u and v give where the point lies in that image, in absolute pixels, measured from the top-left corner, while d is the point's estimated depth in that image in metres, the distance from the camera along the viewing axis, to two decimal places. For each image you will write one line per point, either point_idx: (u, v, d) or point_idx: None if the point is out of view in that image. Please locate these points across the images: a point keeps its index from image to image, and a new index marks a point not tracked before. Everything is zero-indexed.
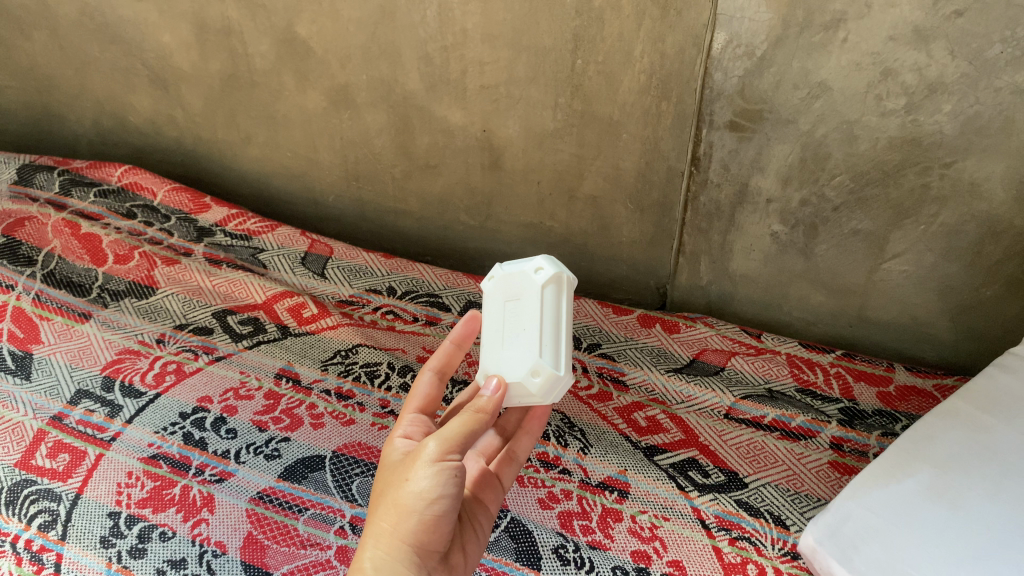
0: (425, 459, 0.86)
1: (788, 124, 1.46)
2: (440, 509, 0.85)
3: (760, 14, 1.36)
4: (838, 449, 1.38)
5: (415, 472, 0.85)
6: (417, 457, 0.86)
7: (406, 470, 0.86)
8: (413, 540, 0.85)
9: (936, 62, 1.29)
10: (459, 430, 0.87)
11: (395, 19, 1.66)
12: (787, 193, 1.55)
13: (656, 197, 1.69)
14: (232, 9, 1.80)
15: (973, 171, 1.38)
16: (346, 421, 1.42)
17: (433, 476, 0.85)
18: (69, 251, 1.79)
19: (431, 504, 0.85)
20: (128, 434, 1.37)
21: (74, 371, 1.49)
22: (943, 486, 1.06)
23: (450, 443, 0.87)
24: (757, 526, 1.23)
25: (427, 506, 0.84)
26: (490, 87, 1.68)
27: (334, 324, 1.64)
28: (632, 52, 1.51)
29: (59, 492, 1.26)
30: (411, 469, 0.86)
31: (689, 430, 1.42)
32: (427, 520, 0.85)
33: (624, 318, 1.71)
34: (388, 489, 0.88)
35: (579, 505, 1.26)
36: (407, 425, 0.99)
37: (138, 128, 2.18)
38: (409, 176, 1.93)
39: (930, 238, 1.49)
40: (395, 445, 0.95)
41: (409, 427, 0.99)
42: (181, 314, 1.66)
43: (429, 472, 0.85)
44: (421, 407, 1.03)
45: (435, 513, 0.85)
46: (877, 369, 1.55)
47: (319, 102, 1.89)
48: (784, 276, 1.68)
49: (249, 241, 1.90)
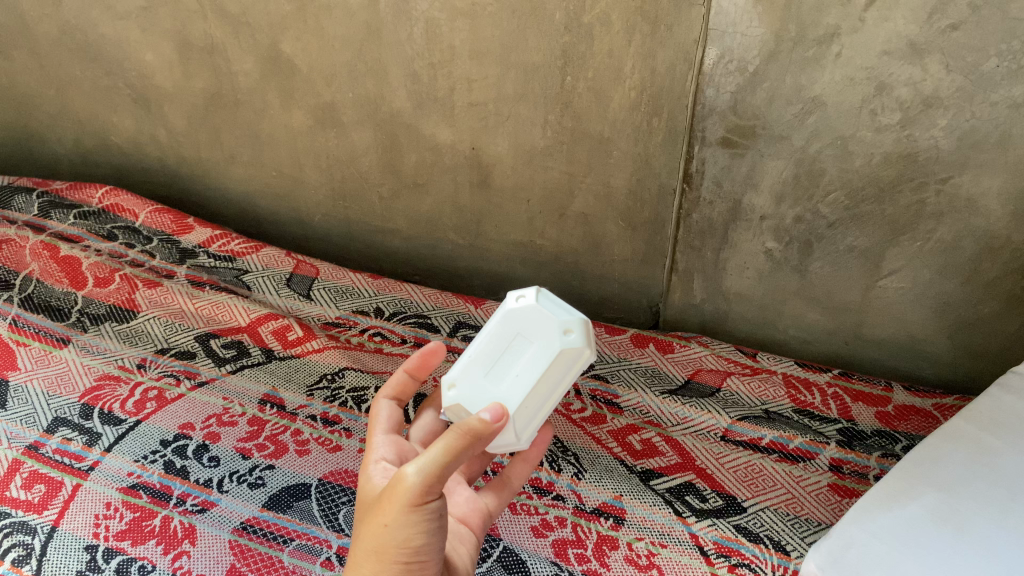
0: (399, 505, 0.80)
1: (782, 140, 1.44)
2: (421, 551, 0.82)
3: (752, 29, 1.34)
4: (837, 471, 1.35)
5: (392, 519, 0.80)
6: (391, 502, 0.80)
7: (380, 514, 0.81)
8: None
9: (931, 76, 1.27)
10: (438, 469, 0.79)
11: (382, 36, 1.64)
12: (781, 210, 1.53)
13: (648, 215, 1.67)
14: (215, 26, 1.77)
15: (970, 187, 1.36)
16: (333, 447, 1.37)
17: (410, 521, 0.80)
18: (47, 274, 1.75)
19: (414, 551, 0.82)
20: (107, 463, 1.32)
21: (51, 399, 1.45)
22: (949, 510, 1.03)
23: (426, 484, 0.79)
24: (757, 552, 1.19)
25: (406, 551, 0.81)
26: (478, 105, 1.66)
27: (319, 347, 1.60)
28: (622, 68, 1.49)
29: (35, 525, 1.21)
30: (386, 515, 0.80)
31: (685, 453, 1.39)
32: (408, 564, 0.82)
33: (617, 338, 1.67)
34: (362, 529, 0.84)
35: (573, 533, 1.22)
36: (380, 448, 0.95)
37: (120, 148, 2.14)
38: (396, 195, 1.90)
39: (926, 255, 1.47)
40: (370, 473, 0.91)
41: (384, 449, 0.95)
42: (163, 338, 1.62)
43: (405, 518, 0.80)
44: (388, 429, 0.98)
45: (416, 555, 0.82)
46: (874, 388, 1.52)
47: (304, 121, 1.85)
48: (779, 294, 1.65)
49: (233, 262, 1.87)
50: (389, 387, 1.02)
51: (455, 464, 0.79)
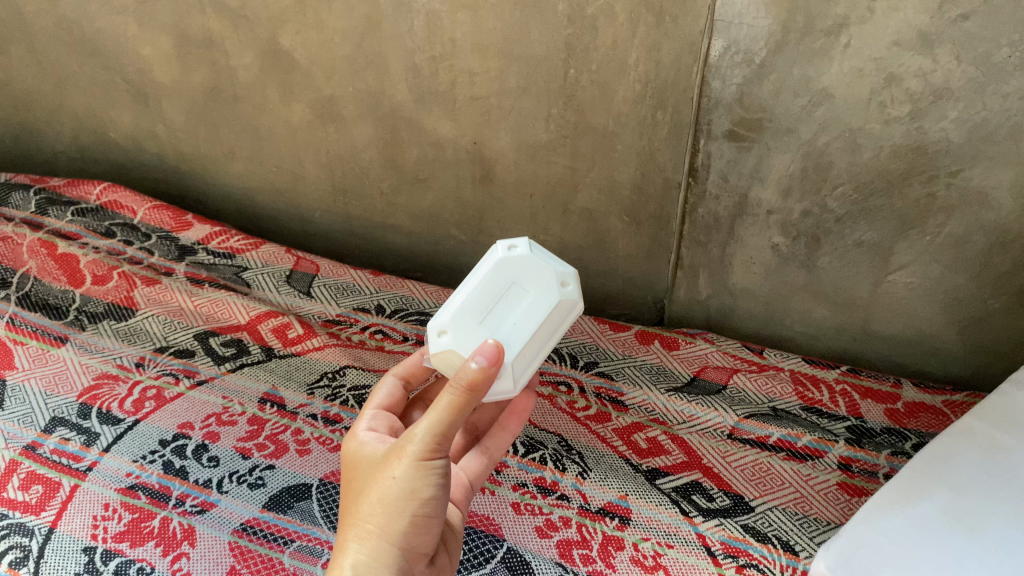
0: (410, 457, 0.83)
1: (789, 133, 1.42)
2: (428, 505, 0.84)
3: (759, 20, 1.32)
4: (846, 469, 1.33)
5: (399, 469, 0.83)
6: (400, 455, 0.84)
7: (389, 466, 0.84)
8: (400, 542, 0.84)
9: (942, 67, 1.25)
10: (445, 424, 0.81)
11: (382, 30, 1.61)
12: (788, 204, 1.50)
13: (653, 210, 1.65)
14: (213, 20, 1.75)
15: (981, 180, 1.33)
16: (334, 447, 1.35)
17: (415, 474, 0.83)
18: (45, 272, 1.73)
19: (421, 503, 0.84)
20: (106, 463, 1.30)
21: (49, 398, 1.43)
22: (962, 511, 1.00)
23: (433, 442, 0.82)
24: (765, 552, 1.17)
25: (415, 503, 0.83)
26: (480, 99, 1.63)
27: (320, 345, 1.58)
28: (626, 60, 1.46)
29: (32, 526, 1.20)
30: (393, 465, 0.84)
31: (691, 452, 1.37)
32: (414, 520, 0.84)
33: (622, 335, 1.65)
34: (367, 486, 0.86)
35: (578, 533, 1.20)
36: (372, 420, 0.99)
37: (119, 144, 2.12)
38: (398, 191, 1.88)
39: (936, 249, 1.44)
40: (360, 438, 0.94)
41: (373, 420, 0.98)
42: (162, 336, 1.60)
43: (411, 470, 0.83)
44: (384, 404, 1.04)
45: (424, 510, 0.84)
46: (883, 385, 1.50)
47: (304, 116, 1.83)
48: (786, 290, 1.63)
49: (233, 259, 1.85)
50: (401, 367, 1.09)
51: (461, 417, 0.81)
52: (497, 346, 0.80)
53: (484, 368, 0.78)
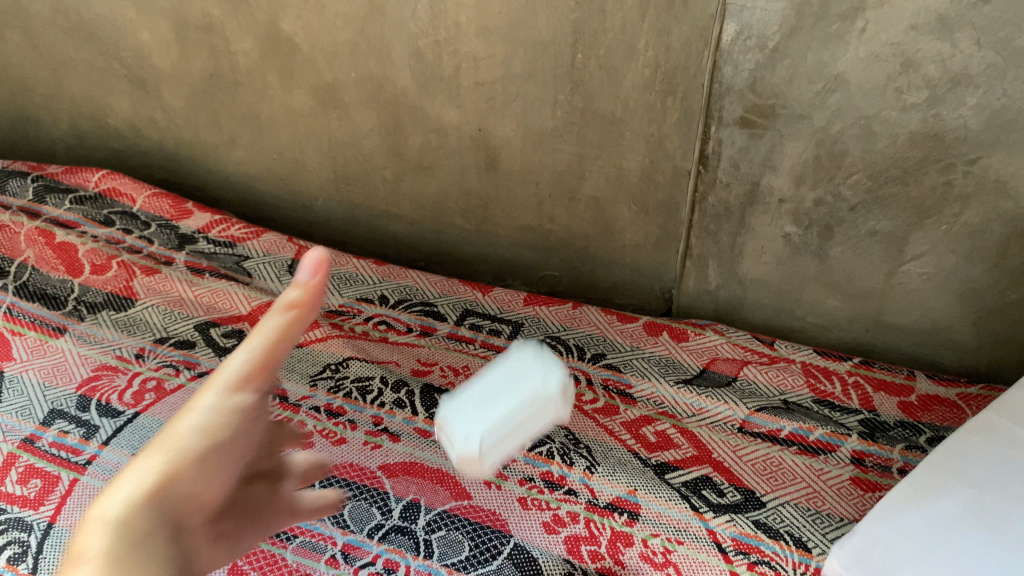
0: (213, 388, 0.71)
1: (803, 119, 1.38)
2: (221, 452, 0.68)
3: (773, 4, 1.28)
4: (859, 464, 1.30)
5: (196, 402, 0.70)
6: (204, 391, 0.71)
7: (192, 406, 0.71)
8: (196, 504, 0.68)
9: (961, 53, 1.22)
10: (265, 353, 0.73)
11: (384, 14, 1.58)
12: (800, 192, 1.47)
13: (661, 199, 1.61)
14: (212, 4, 1.71)
15: (999, 168, 1.30)
16: (337, 440, 1.33)
17: (215, 408, 0.69)
18: (43, 261, 1.70)
19: (215, 447, 0.68)
20: (105, 457, 1.28)
21: (47, 390, 1.41)
22: (981, 509, 0.98)
23: (243, 374, 0.72)
24: (777, 549, 1.15)
25: (202, 439, 0.68)
26: (485, 84, 1.60)
27: (323, 336, 1.55)
28: (636, 45, 1.43)
29: (30, 522, 1.18)
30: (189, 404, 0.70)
31: (701, 446, 1.34)
32: (213, 477, 0.67)
33: (629, 325, 1.62)
34: None
35: (586, 529, 1.18)
36: None
37: (117, 130, 2.09)
38: (401, 178, 1.84)
39: (952, 239, 1.41)
40: None
41: None
42: (162, 327, 1.57)
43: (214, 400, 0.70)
44: None
45: (213, 440, 0.68)
46: (896, 378, 1.47)
47: (305, 102, 1.80)
48: (797, 279, 1.60)
49: (233, 248, 1.82)
50: None
51: (288, 344, 0.74)
52: (323, 256, 0.74)
53: (307, 281, 0.74)
